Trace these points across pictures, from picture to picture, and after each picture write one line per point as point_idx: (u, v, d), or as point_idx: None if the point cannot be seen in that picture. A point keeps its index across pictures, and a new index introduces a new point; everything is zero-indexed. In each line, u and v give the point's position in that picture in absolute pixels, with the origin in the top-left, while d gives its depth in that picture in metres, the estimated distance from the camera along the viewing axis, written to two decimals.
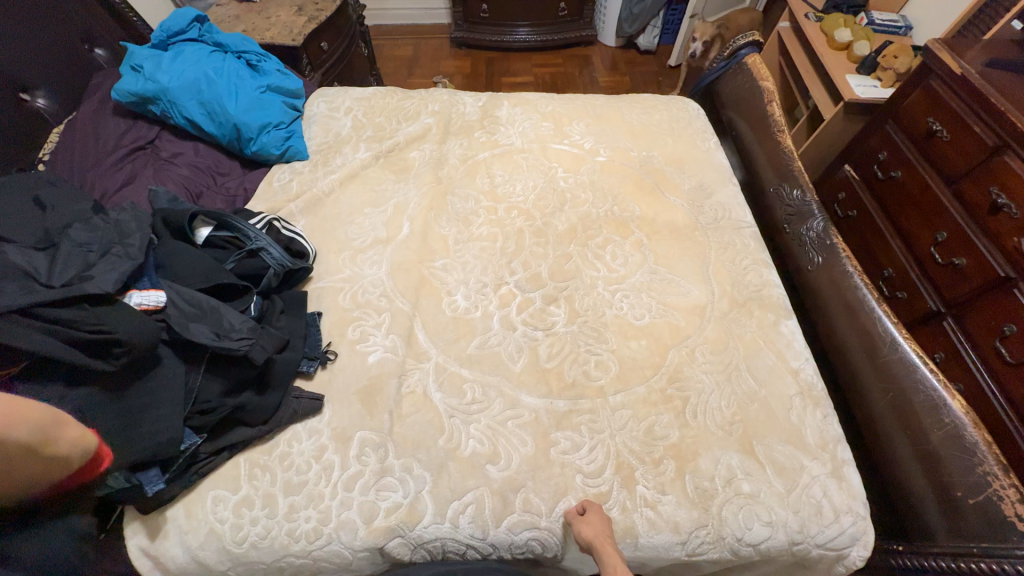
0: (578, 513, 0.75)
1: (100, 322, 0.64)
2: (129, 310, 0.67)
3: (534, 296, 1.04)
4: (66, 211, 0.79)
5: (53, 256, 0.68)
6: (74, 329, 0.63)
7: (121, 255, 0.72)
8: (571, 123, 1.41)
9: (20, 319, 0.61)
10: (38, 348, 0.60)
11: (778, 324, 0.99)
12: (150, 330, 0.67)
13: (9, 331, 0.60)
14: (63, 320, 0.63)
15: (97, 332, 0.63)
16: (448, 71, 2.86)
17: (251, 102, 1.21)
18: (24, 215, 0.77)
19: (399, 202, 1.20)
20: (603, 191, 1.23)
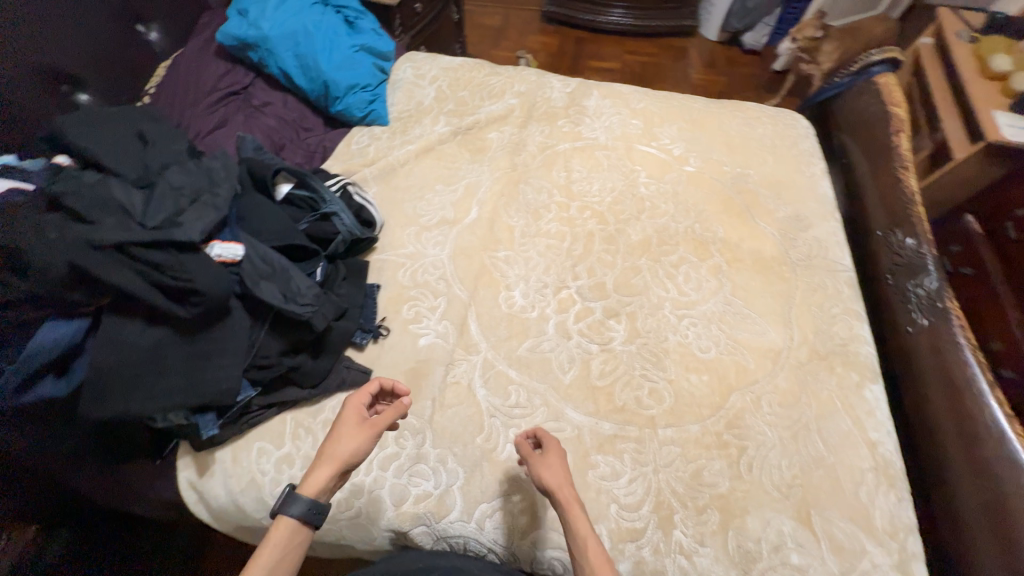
0: (537, 456, 0.74)
1: (183, 270, 0.65)
2: (209, 260, 0.68)
3: (595, 306, 0.99)
4: (168, 152, 0.82)
5: (150, 196, 0.70)
6: (160, 272, 0.64)
7: (210, 202, 0.73)
8: (663, 125, 1.31)
9: (114, 253, 0.63)
10: (126, 285, 0.62)
11: (862, 387, 0.89)
12: (225, 284, 0.68)
13: (102, 263, 0.61)
14: (152, 262, 0.64)
15: (180, 280, 0.65)
16: (533, 47, 2.76)
17: (343, 60, 1.20)
18: (129, 149, 0.81)
19: (471, 183, 1.17)
20: (686, 204, 1.15)
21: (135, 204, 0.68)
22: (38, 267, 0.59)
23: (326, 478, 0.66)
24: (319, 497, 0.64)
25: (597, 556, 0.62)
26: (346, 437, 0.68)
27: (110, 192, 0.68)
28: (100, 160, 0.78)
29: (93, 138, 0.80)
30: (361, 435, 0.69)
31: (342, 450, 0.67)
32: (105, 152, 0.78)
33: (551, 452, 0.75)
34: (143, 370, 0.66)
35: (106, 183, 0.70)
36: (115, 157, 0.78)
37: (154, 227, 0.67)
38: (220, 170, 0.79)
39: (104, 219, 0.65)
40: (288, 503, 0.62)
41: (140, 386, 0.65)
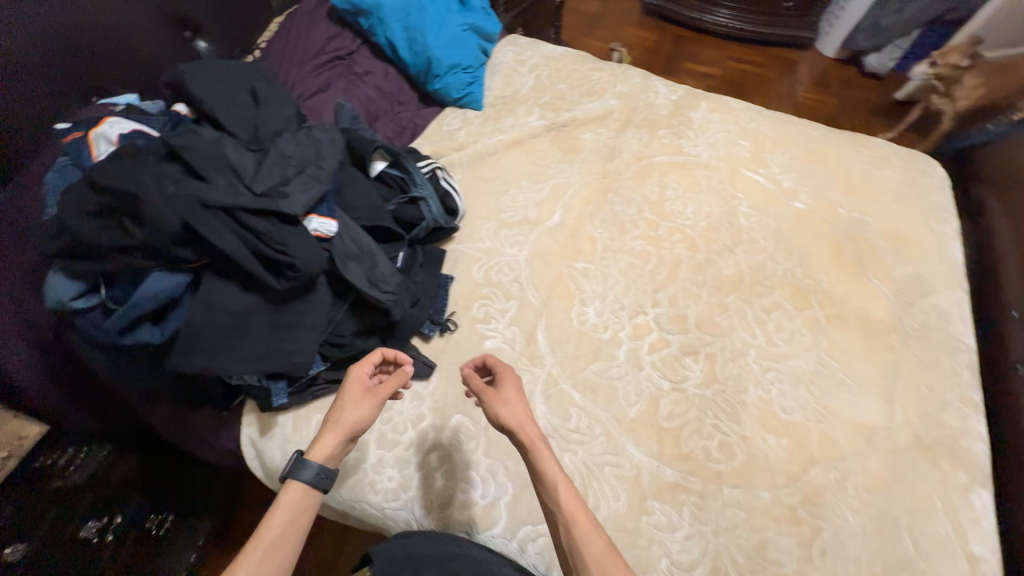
0: (491, 389, 0.70)
1: (283, 243, 0.66)
2: (307, 235, 0.68)
3: (672, 339, 0.93)
4: (276, 114, 0.82)
5: (260, 160, 0.71)
6: (261, 242, 0.65)
7: (314, 175, 0.72)
8: (774, 150, 1.19)
9: (222, 215, 0.64)
10: (230, 249, 0.63)
11: (969, 491, 0.78)
12: (319, 262, 0.68)
13: (210, 225, 0.62)
14: (255, 230, 0.65)
15: (279, 253, 0.65)
16: (628, 40, 2.61)
17: (450, 38, 1.17)
18: (243, 107, 0.81)
19: (557, 185, 1.11)
20: (789, 244, 1.04)
21: (244, 166, 0.68)
22: (155, 220, 0.60)
23: (334, 443, 0.65)
24: (329, 462, 0.64)
25: (572, 501, 0.60)
26: (352, 402, 0.68)
27: (224, 152, 0.68)
28: (216, 116, 0.79)
29: (211, 93, 0.81)
30: (367, 403, 0.68)
31: (348, 417, 0.66)
32: (222, 108, 0.80)
33: (506, 388, 0.70)
34: (231, 333, 0.67)
35: (220, 141, 0.70)
36: (229, 114, 0.79)
37: (261, 194, 0.67)
38: (325, 139, 0.78)
39: (217, 180, 0.66)
40: (298, 468, 0.62)
41: (226, 347, 0.66)
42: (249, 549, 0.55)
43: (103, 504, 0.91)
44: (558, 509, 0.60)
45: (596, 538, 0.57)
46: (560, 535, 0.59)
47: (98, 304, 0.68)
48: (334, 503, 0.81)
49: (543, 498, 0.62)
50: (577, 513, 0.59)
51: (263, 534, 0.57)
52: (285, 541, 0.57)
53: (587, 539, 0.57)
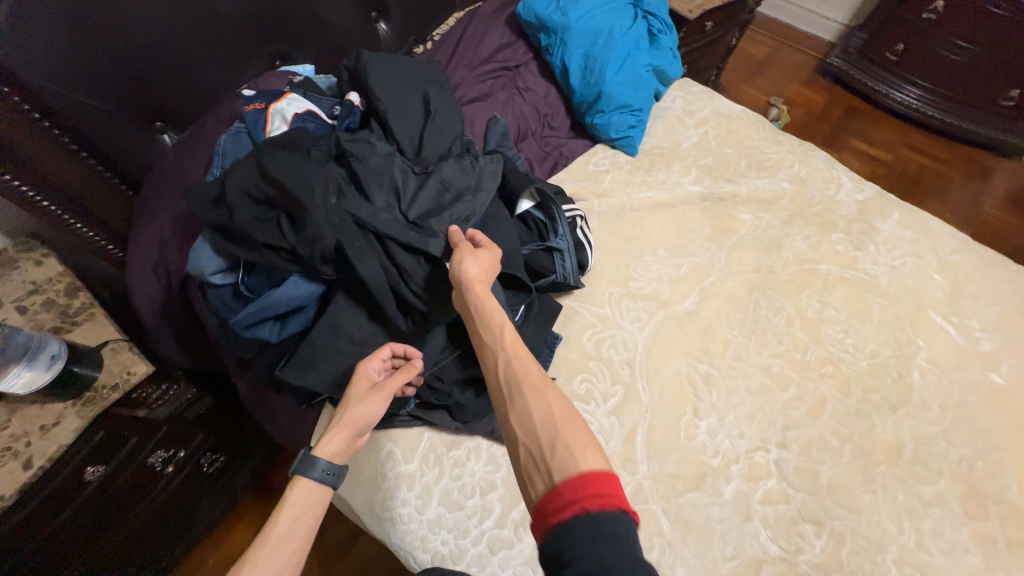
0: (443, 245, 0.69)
1: (422, 290, 0.67)
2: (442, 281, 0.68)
3: (794, 497, 0.77)
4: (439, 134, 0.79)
5: (422, 185, 0.70)
6: (403, 283, 0.66)
7: (465, 208, 0.71)
8: (977, 298, 0.97)
9: (375, 245, 0.65)
10: (372, 280, 0.61)
11: None
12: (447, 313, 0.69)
13: (363, 250, 0.62)
14: (401, 269, 0.66)
15: (416, 298, 0.67)
16: (792, 97, 2.34)
17: (629, 76, 1.07)
18: (413, 116, 0.78)
19: (699, 265, 0.98)
20: (973, 426, 0.83)
21: (404, 193, 0.69)
22: (314, 233, 0.59)
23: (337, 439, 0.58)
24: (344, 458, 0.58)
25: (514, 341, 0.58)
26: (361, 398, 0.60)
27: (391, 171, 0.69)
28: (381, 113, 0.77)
29: (384, 88, 0.78)
30: (374, 399, 0.60)
31: (353, 413, 0.59)
32: (387, 109, 0.77)
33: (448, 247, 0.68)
34: (344, 357, 0.65)
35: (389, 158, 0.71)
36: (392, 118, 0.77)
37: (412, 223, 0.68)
38: (482, 174, 0.77)
39: (377, 199, 0.67)
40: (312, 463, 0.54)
41: (337, 368, 0.64)
42: (257, 543, 0.49)
43: (179, 436, 0.92)
44: (496, 342, 0.58)
45: (537, 370, 0.55)
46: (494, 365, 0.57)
47: (232, 282, 0.67)
48: (376, 532, 0.77)
49: (480, 336, 0.59)
50: (523, 355, 0.56)
51: (269, 528, 0.50)
52: (296, 534, 0.50)
53: (526, 372, 0.55)
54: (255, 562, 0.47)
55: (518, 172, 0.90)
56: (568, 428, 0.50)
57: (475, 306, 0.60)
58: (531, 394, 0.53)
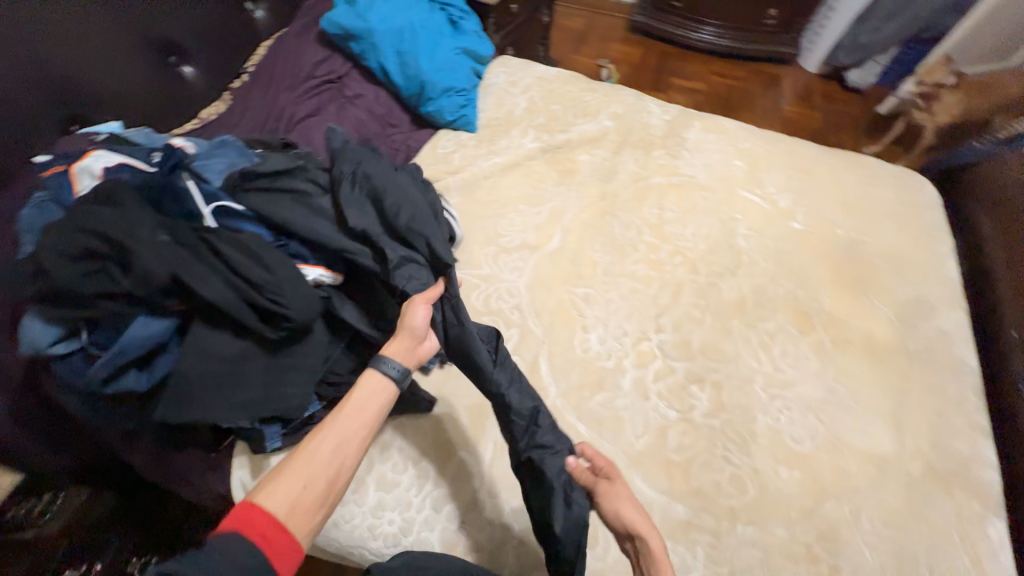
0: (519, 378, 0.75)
1: (278, 292, 0.64)
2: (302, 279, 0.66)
3: (678, 367, 0.91)
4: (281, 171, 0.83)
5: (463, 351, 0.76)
6: (256, 292, 0.63)
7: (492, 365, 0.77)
8: (770, 170, 1.19)
9: (215, 264, 0.63)
10: (216, 297, 0.61)
11: (985, 521, 0.76)
12: (314, 307, 0.66)
13: (199, 272, 0.61)
14: (250, 279, 0.63)
15: (273, 304, 0.63)
16: (616, 56, 2.63)
17: (443, 62, 1.16)
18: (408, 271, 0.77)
19: (555, 208, 1.10)
20: (790, 265, 1.03)
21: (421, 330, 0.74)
22: (143, 272, 0.58)
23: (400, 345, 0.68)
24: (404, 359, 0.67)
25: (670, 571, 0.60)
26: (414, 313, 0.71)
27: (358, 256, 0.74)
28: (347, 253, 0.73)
29: (358, 207, 0.77)
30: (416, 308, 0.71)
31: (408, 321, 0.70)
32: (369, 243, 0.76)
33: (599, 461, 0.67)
34: (225, 379, 0.64)
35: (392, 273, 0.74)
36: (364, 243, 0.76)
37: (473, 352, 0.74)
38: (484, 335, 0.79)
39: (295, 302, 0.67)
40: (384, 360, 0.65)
41: (220, 395, 0.64)
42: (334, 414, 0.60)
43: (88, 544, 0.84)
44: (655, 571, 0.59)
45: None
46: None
47: (79, 348, 0.64)
48: (329, 546, 0.77)
49: None
50: None
51: (347, 407, 0.60)
52: (361, 418, 0.60)
53: None
54: (331, 429, 0.58)
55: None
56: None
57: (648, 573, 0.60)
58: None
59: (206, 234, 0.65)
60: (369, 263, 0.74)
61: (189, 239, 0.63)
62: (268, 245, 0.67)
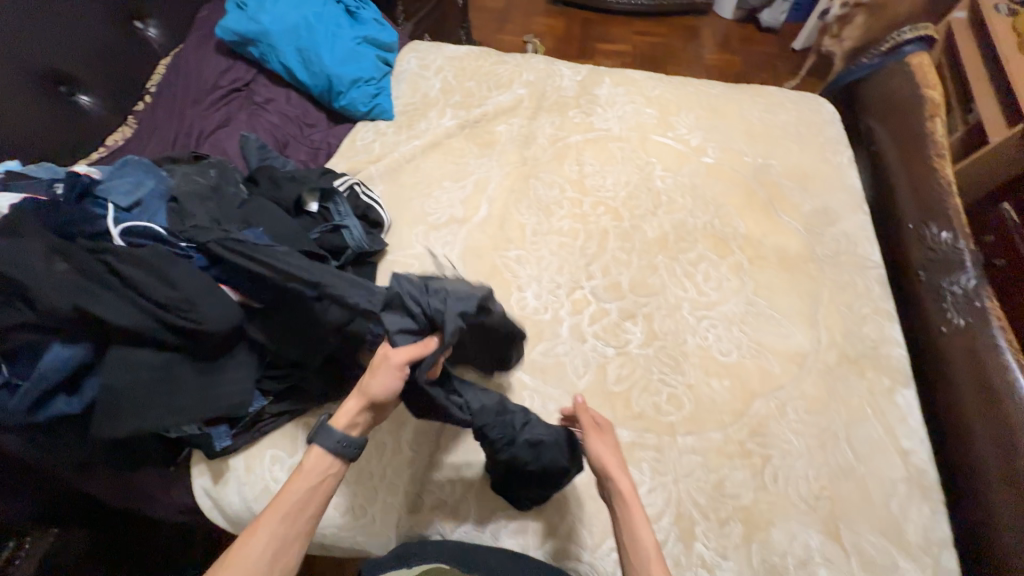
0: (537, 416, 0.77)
1: (191, 308, 0.66)
2: (217, 290, 0.69)
3: (610, 307, 0.96)
4: (189, 182, 0.82)
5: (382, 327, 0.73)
6: (169, 312, 0.66)
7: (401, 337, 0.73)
8: (679, 113, 1.25)
9: (124, 293, 0.65)
10: (130, 323, 0.64)
11: (894, 393, 0.85)
12: (231, 316, 0.69)
13: (109, 302, 0.64)
14: (160, 301, 0.66)
15: (188, 320, 0.66)
16: (539, 30, 2.65)
17: (346, 54, 1.17)
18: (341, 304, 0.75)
19: (479, 180, 1.13)
20: (705, 198, 1.09)
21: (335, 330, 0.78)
22: (48, 307, 0.61)
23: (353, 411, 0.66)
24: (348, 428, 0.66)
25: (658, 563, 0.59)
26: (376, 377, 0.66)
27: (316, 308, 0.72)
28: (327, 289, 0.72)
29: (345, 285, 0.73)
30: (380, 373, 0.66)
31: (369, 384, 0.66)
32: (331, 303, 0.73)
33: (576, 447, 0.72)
34: (157, 389, 0.67)
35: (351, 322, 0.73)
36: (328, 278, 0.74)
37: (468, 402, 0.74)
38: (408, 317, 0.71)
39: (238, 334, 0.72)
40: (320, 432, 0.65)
41: (154, 404, 0.66)
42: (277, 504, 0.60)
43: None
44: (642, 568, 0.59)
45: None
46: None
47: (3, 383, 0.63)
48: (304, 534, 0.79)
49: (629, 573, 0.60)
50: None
51: (283, 499, 0.60)
52: (301, 512, 0.60)
53: None
54: (265, 525, 0.58)
55: (284, 174, 0.92)
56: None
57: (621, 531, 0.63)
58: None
59: (107, 258, 0.67)
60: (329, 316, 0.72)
61: (90, 265, 0.65)
62: (174, 262, 0.69)
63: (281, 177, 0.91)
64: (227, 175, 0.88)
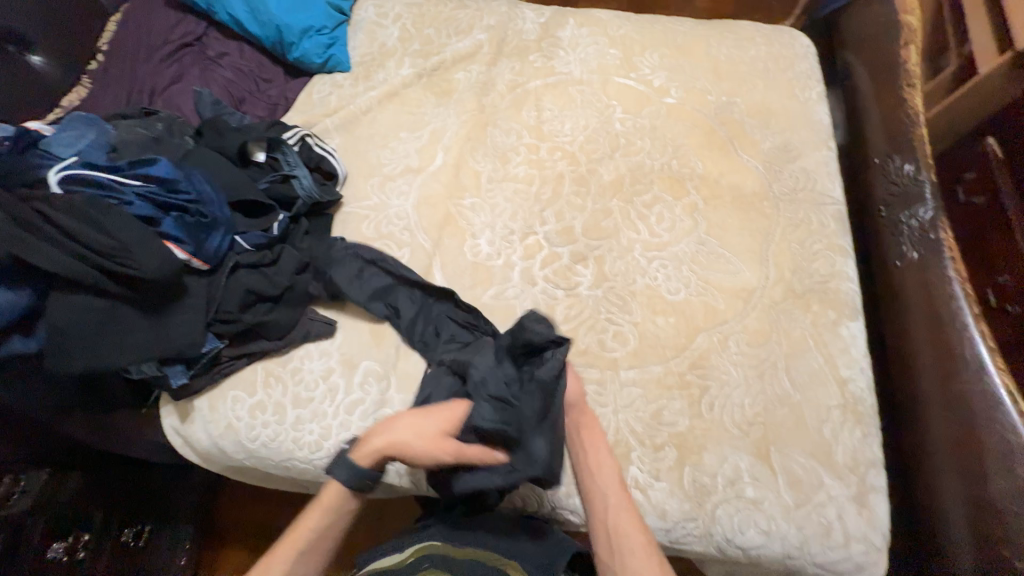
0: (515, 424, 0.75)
1: (126, 256, 0.70)
2: (152, 240, 0.72)
3: (562, 251, 0.96)
4: (131, 135, 0.87)
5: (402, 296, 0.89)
6: (106, 259, 0.69)
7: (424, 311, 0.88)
8: (644, 52, 1.20)
9: (61, 242, 0.69)
10: (67, 270, 0.68)
11: (838, 325, 0.86)
12: (167, 263, 0.71)
13: (43, 251, 0.67)
14: (95, 249, 0.69)
15: (124, 267, 0.70)
16: None
17: (294, 3, 1.16)
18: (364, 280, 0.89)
19: (435, 129, 1.11)
20: (664, 139, 1.07)
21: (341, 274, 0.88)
22: None
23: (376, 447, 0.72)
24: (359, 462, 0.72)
25: (620, 493, 0.71)
26: (402, 424, 0.73)
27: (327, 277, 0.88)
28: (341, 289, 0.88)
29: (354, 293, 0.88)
30: (403, 427, 0.73)
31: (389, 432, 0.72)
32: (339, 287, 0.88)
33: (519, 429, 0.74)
34: (104, 330, 0.71)
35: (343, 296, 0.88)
36: (319, 254, 0.90)
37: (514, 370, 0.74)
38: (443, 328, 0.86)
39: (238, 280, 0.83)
40: (334, 468, 0.71)
41: (105, 344, 0.71)
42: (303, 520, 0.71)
43: (60, 521, 0.89)
44: (607, 494, 0.71)
45: (642, 531, 0.69)
46: (604, 515, 0.70)
47: None
48: (267, 467, 0.85)
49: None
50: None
51: (299, 531, 0.71)
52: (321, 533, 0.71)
53: None
54: (281, 557, 0.70)
55: (229, 125, 0.94)
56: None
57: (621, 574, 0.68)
58: (636, 545, 0.68)
59: (40, 206, 0.69)
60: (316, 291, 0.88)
61: (24, 215, 0.68)
62: (109, 211, 0.71)
63: (225, 128, 0.93)
64: (175, 129, 0.93)
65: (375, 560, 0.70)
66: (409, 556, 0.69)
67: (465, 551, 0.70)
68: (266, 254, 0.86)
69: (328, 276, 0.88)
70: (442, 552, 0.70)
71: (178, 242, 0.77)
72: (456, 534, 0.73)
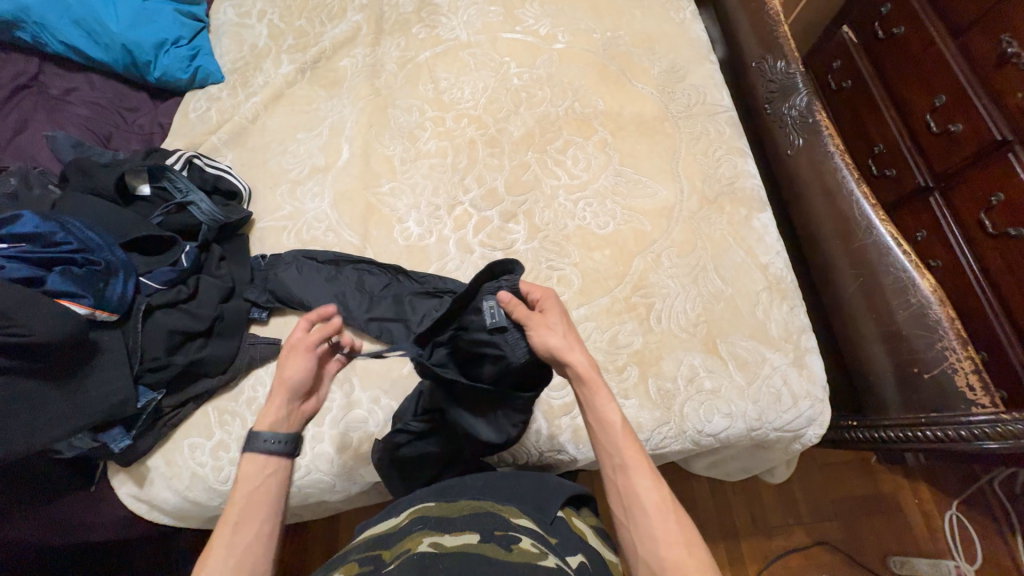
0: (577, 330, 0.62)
1: (13, 322, 0.63)
2: (39, 300, 0.65)
3: (491, 214, 0.97)
4: None
5: (349, 296, 0.88)
6: None
7: (380, 303, 0.88)
8: (524, 3, 1.18)
9: None
10: None
11: (751, 219, 0.93)
12: (64, 323, 0.66)
13: None
14: None
15: (15, 334, 0.63)
16: None
17: (136, 16, 1.04)
18: (315, 280, 0.88)
19: (333, 123, 1.07)
20: (562, 85, 1.09)
21: (294, 285, 0.87)
22: None
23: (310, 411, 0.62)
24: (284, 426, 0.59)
25: (628, 447, 0.57)
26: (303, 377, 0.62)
27: (282, 287, 0.86)
28: (296, 299, 0.86)
29: (308, 296, 0.86)
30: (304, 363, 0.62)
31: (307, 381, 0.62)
32: (294, 300, 0.86)
33: (555, 317, 0.63)
34: (14, 409, 0.65)
35: (301, 302, 0.86)
36: (253, 275, 0.89)
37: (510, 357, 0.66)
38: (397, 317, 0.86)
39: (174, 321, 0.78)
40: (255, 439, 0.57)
41: (20, 425, 0.65)
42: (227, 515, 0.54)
43: None
44: (613, 452, 0.57)
45: (658, 487, 0.55)
46: (614, 478, 0.57)
47: None
48: None
49: (629, 518, 0.55)
50: (668, 523, 0.53)
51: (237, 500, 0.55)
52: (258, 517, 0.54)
53: (664, 540, 0.52)
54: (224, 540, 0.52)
55: (97, 162, 0.85)
56: (688, 546, 0.52)
57: (623, 495, 0.56)
58: (648, 502, 0.54)
59: None
60: (257, 313, 0.87)
61: None
62: None
63: (92, 166, 0.84)
64: (33, 180, 0.84)
65: (370, 528, 0.62)
66: (403, 519, 0.60)
67: (458, 506, 0.61)
68: (182, 289, 0.81)
69: (278, 284, 0.87)
70: (436, 513, 0.60)
71: (72, 297, 0.69)
72: (450, 493, 0.66)
